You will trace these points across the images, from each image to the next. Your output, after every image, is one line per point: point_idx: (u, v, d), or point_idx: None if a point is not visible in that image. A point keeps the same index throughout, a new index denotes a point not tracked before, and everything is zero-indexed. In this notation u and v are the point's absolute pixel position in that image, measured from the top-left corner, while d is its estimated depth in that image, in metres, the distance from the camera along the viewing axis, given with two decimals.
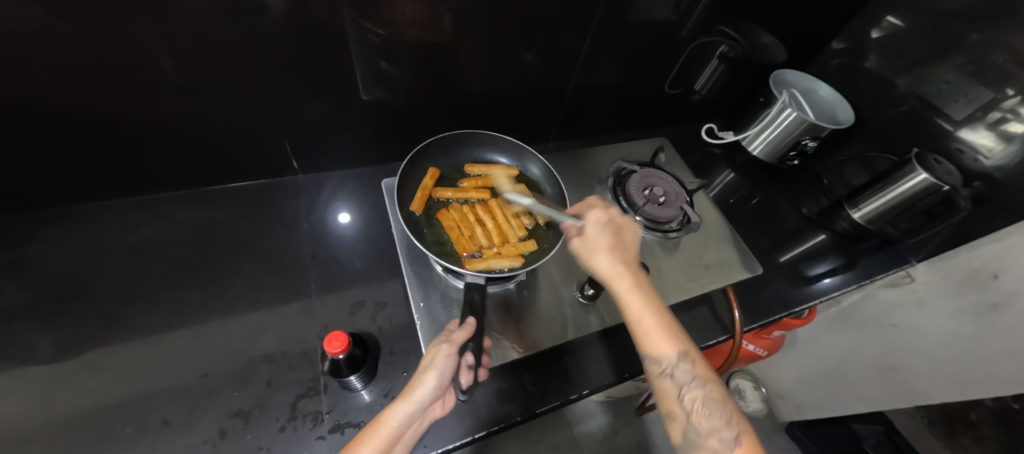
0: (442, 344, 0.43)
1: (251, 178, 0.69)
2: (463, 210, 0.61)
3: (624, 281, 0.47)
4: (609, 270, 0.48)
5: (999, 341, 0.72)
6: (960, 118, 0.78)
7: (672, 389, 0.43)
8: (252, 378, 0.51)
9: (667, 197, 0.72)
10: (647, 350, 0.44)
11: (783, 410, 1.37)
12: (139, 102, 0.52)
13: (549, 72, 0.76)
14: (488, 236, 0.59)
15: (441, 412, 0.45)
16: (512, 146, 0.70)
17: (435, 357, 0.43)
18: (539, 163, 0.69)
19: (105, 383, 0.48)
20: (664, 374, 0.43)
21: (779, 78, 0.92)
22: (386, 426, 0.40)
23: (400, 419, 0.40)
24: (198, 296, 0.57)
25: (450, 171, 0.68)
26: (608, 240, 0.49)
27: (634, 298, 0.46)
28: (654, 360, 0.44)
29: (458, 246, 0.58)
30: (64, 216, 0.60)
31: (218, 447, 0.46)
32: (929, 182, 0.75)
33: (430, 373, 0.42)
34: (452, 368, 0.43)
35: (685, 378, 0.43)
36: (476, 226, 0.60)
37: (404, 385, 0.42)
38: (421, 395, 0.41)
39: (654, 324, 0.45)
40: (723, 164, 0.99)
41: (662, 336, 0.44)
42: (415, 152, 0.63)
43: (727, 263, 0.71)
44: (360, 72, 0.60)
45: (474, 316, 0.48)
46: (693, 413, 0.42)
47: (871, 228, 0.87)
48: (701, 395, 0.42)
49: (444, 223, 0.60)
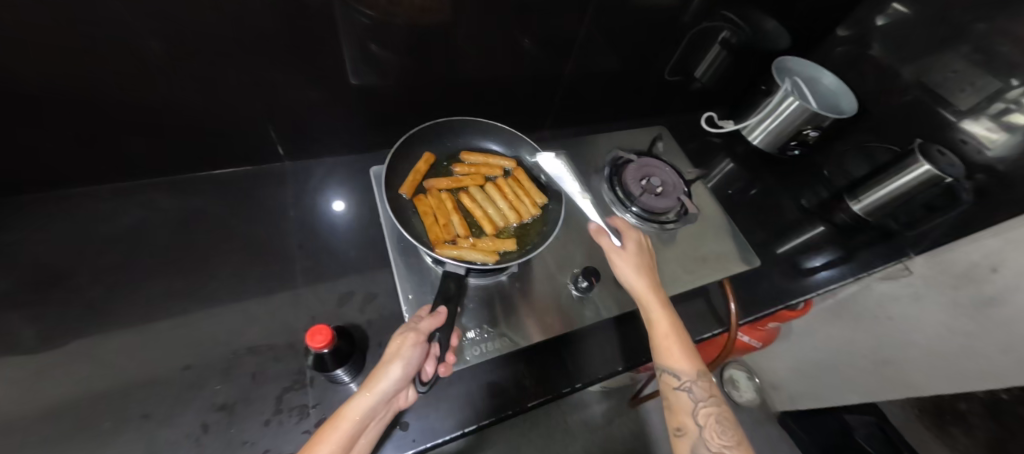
0: (408, 333, 0.43)
1: (237, 165, 0.67)
2: (442, 196, 0.58)
3: (651, 303, 0.52)
4: (640, 291, 0.52)
5: (997, 334, 0.72)
6: (966, 108, 0.76)
7: (688, 403, 0.47)
8: (236, 370, 0.49)
9: (665, 187, 0.69)
10: (668, 364, 0.49)
11: (775, 399, 1.36)
12: (115, 85, 0.49)
13: (545, 59, 0.73)
14: (463, 226, 0.56)
15: (401, 403, 0.44)
16: (508, 137, 0.67)
17: (401, 347, 0.42)
18: (534, 151, 0.67)
19: (85, 375, 0.47)
20: (682, 388, 0.48)
21: (781, 65, 0.89)
22: (347, 420, 0.39)
23: (360, 411, 0.40)
24: (182, 286, 0.55)
25: (443, 157, 0.65)
26: (640, 266, 0.54)
27: (661, 320, 0.51)
28: (673, 375, 0.49)
29: (430, 234, 0.54)
30: (41, 204, 0.58)
31: (202, 442, 0.44)
32: (931, 174, 0.73)
33: (396, 364, 0.41)
34: (417, 357, 0.42)
35: (698, 393, 0.48)
36: (452, 213, 0.57)
37: (367, 376, 0.42)
38: (385, 386, 0.41)
39: (676, 342, 0.50)
40: (723, 154, 0.98)
41: (682, 354, 0.49)
42: (405, 137, 0.61)
43: (725, 254, 0.69)
44: (349, 57, 0.58)
45: (444, 305, 0.47)
46: (707, 429, 0.46)
47: (870, 220, 0.85)
48: (716, 414, 0.47)
49: (420, 209, 0.57)
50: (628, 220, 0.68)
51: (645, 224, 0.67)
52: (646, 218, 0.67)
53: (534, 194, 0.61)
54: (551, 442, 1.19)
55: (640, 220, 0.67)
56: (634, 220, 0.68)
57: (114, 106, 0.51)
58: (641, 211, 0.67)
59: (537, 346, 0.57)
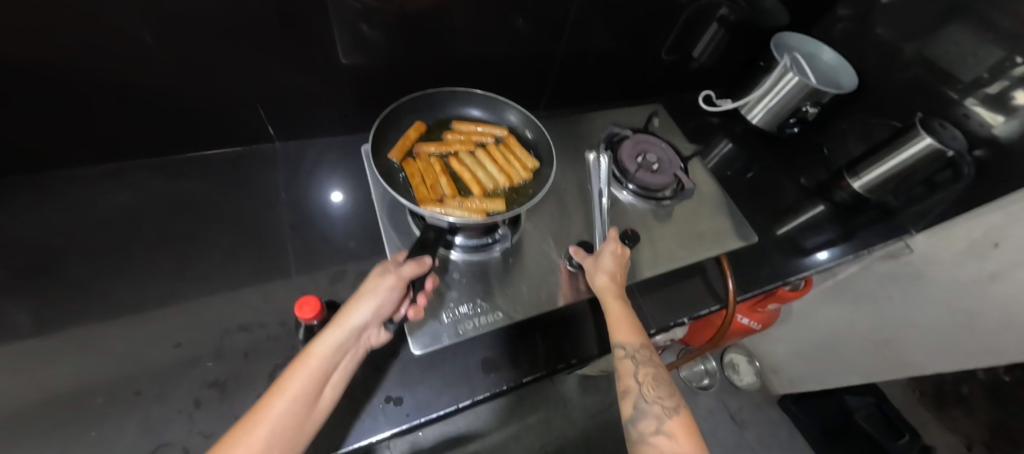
0: (388, 274, 0.44)
1: (227, 146, 0.66)
2: (431, 161, 0.57)
3: (611, 286, 0.52)
4: (603, 280, 0.52)
5: (994, 311, 0.74)
6: (967, 80, 0.75)
7: (630, 366, 0.47)
8: (228, 348, 0.49)
9: (660, 164, 0.68)
10: (615, 334, 0.49)
11: (775, 383, 1.33)
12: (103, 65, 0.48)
13: (540, 38, 0.72)
14: (450, 187, 0.55)
15: (373, 340, 0.44)
16: (487, 100, 0.65)
17: (378, 286, 0.44)
18: (517, 110, 0.65)
19: (76, 352, 0.46)
20: (626, 355, 0.48)
21: (780, 41, 0.87)
22: (317, 355, 0.39)
23: (331, 345, 0.40)
24: (174, 266, 0.55)
25: (434, 125, 0.63)
26: (612, 261, 0.54)
27: (616, 300, 0.51)
28: (619, 344, 0.49)
29: (417, 193, 0.53)
30: (30, 186, 0.57)
31: (195, 417, 0.44)
32: (934, 147, 0.72)
33: (369, 301, 0.43)
34: (393, 297, 0.44)
35: (641, 359, 0.48)
36: (440, 176, 0.56)
37: (335, 314, 0.42)
38: (356, 322, 0.42)
39: (629, 316, 0.50)
40: (722, 135, 0.96)
41: (631, 327, 0.50)
42: (395, 106, 0.59)
43: (721, 231, 0.68)
44: (339, 35, 0.57)
45: (425, 252, 0.48)
46: (645, 386, 0.46)
47: (871, 198, 0.84)
48: (654, 373, 0.47)
49: (407, 171, 0.56)
50: (624, 197, 0.67)
51: (642, 201, 0.66)
52: (643, 195, 0.66)
53: (525, 158, 0.60)
54: (550, 426, 1.20)
55: (636, 197, 0.66)
56: (630, 198, 0.67)
57: (102, 84, 0.50)
58: (637, 190, 0.66)
59: (532, 322, 0.57)
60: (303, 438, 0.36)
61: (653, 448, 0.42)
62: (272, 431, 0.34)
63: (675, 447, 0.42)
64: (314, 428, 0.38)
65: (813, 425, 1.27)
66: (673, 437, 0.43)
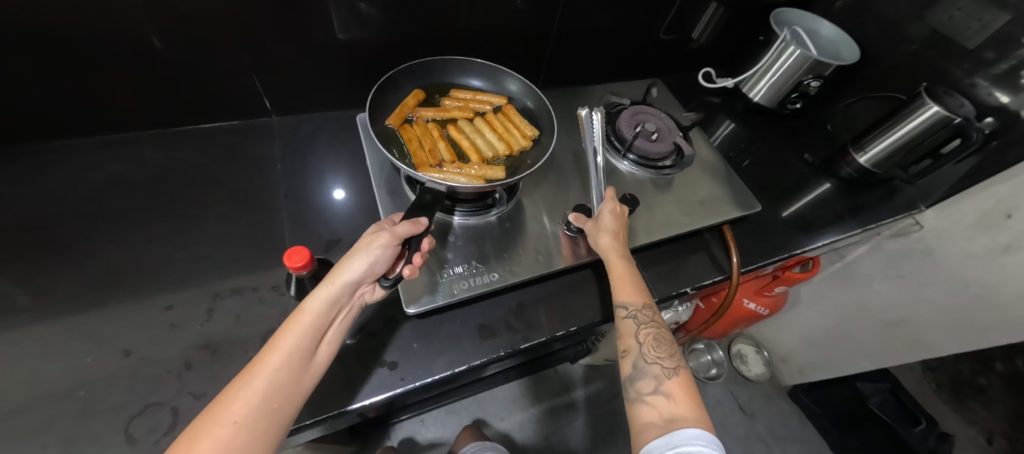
0: (382, 233, 0.41)
1: (223, 119, 0.66)
2: (429, 127, 0.56)
3: (614, 245, 0.51)
4: (606, 239, 0.51)
5: (1012, 283, 0.71)
6: (973, 47, 0.73)
7: (631, 326, 0.46)
8: (220, 312, 0.48)
9: (659, 133, 0.67)
10: (617, 294, 0.48)
11: (784, 373, 1.31)
12: (100, 31, 0.48)
13: (537, 11, 0.71)
14: (449, 153, 0.54)
15: (368, 297, 0.43)
16: (488, 70, 0.63)
17: (372, 244, 0.41)
18: (518, 80, 0.64)
19: (65, 313, 0.45)
20: (627, 315, 0.47)
21: (779, 17, 0.86)
22: (309, 311, 0.38)
23: (324, 302, 0.39)
24: (166, 234, 0.54)
25: (433, 94, 0.62)
26: (614, 221, 0.53)
27: (619, 259, 0.50)
28: (621, 304, 0.47)
29: (415, 158, 0.52)
30: (22, 155, 0.56)
31: (185, 378, 0.43)
32: (942, 116, 0.70)
33: (361, 258, 0.40)
34: (387, 256, 0.41)
35: (643, 319, 0.46)
36: (438, 141, 0.54)
37: (330, 270, 0.40)
38: (348, 279, 0.40)
39: (632, 277, 0.49)
40: (723, 113, 0.95)
41: (634, 287, 0.48)
42: (396, 70, 0.57)
43: (723, 201, 0.66)
44: (334, 2, 0.57)
45: (424, 215, 0.45)
46: (645, 346, 0.45)
47: (877, 173, 0.82)
48: (655, 333, 0.46)
49: (404, 136, 0.54)
50: (625, 167, 0.65)
51: (642, 169, 0.65)
52: (643, 164, 0.65)
53: (525, 126, 0.59)
54: (553, 416, 1.17)
55: (637, 167, 0.65)
56: (631, 168, 0.65)
57: (98, 53, 0.50)
58: (637, 159, 0.65)
59: (530, 288, 0.56)
60: (303, 391, 0.36)
61: (651, 406, 0.41)
62: (270, 383, 0.34)
63: (673, 407, 0.40)
64: (313, 382, 0.37)
65: (826, 417, 1.23)
66: (671, 397, 0.41)
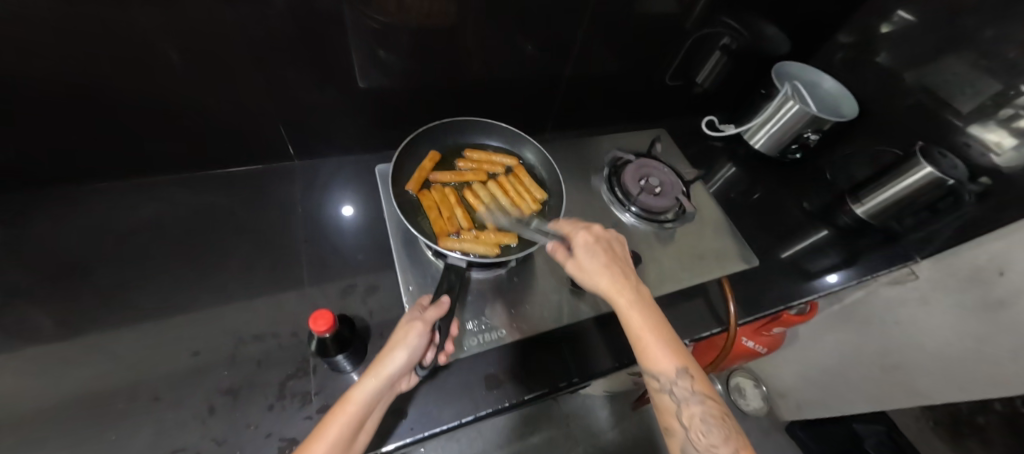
0: (416, 322, 0.45)
1: (250, 164, 0.70)
2: (445, 192, 0.60)
3: (625, 297, 0.47)
4: (611, 289, 0.48)
5: (1005, 339, 0.71)
6: (967, 111, 0.76)
7: (671, 405, 0.44)
8: (242, 357, 0.51)
9: (663, 187, 0.70)
10: (647, 365, 0.45)
11: (783, 409, 1.32)
12: (142, 87, 0.53)
13: (546, 63, 0.75)
14: (467, 219, 0.58)
15: (403, 386, 0.47)
16: (506, 133, 0.68)
17: (407, 335, 0.44)
18: (534, 149, 0.68)
19: (102, 356, 0.49)
20: (664, 390, 0.44)
21: (781, 70, 0.89)
22: (353, 403, 0.41)
23: (368, 394, 0.42)
24: (193, 277, 0.58)
25: (448, 154, 0.66)
26: (605, 264, 0.49)
27: (636, 315, 0.46)
28: (653, 376, 0.45)
29: (435, 226, 0.56)
30: (67, 196, 0.61)
31: (208, 423, 0.46)
32: (934, 177, 0.73)
33: (401, 351, 0.43)
34: (422, 346, 0.44)
35: (684, 394, 0.44)
36: (456, 207, 0.58)
37: (371, 361, 0.43)
38: (391, 371, 0.42)
39: (656, 341, 0.45)
40: (725, 158, 0.98)
41: (661, 353, 0.45)
42: (414, 136, 0.63)
43: (724, 254, 0.69)
44: (355, 59, 0.61)
45: (448, 296, 0.49)
46: (692, 430, 0.43)
47: (874, 223, 0.85)
48: (700, 413, 0.43)
49: (424, 203, 0.58)
50: (628, 219, 0.69)
51: (645, 223, 0.69)
52: (645, 217, 0.68)
53: (536, 189, 0.62)
54: (554, 447, 1.18)
55: (639, 219, 0.69)
56: (633, 219, 0.69)
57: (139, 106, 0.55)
58: (640, 212, 0.68)
59: (533, 340, 0.58)
60: None
61: None
62: None
63: None
64: None
65: None
66: None
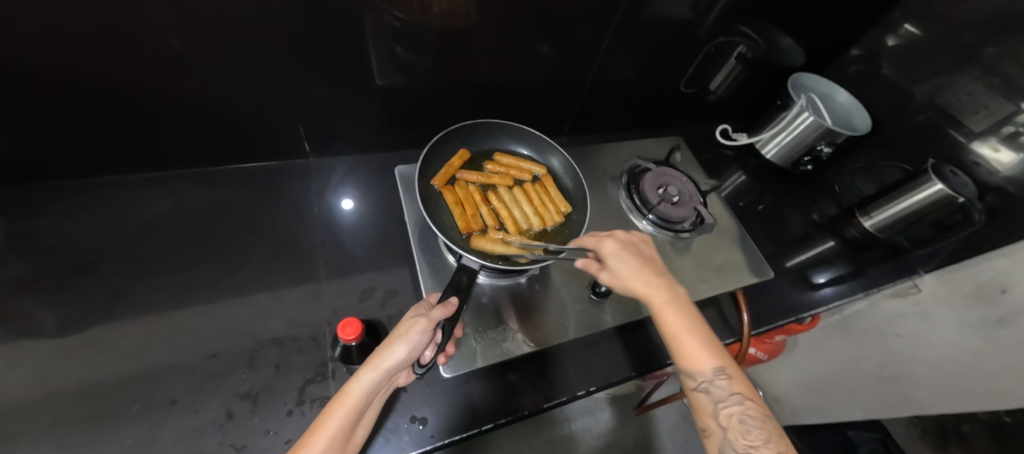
0: (420, 318, 0.43)
1: (262, 160, 0.68)
2: (469, 189, 0.60)
3: (659, 296, 0.48)
4: (643, 287, 0.48)
5: (1005, 356, 0.70)
6: (978, 130, 0.78)
7: (708, 404, 0.43)
8: (260, 360, 0.51)
9: (681, 197, 0.71)
10: (685, 364, 0.45)
11: (778, 414, 1.36)
12: (158, 82, 0.51)
13: (567, 66, 0.74)
14: (491, 218, 0.58)
15: (400, 381, 0.45)
16: (535, 140, 0.68)
17: (409, 330, 0.42)
18: (560, 156, 0.67)
19: (114, 357, 0.48)
20: (699, 388, 0.43)
21: (797, 82, 0.90)
22: (351, 397, 0.39)
23: (366, 387, 0.40)
24: (206, 276, 0.56)
25: (478, 155, 0.66)
26: (636, 263, 0.50)
27: (670, 313, 0.46)
28: (690, 374, 0.44)
29: (459, 222, 0.56)
30: (75, 191, 0.59)
31: (227, 429, 0.46)
32: (944, 193, 0.75)
33: (401, 345, 0.41)
34: (424, 343, 0.42)
35: (721, 393, 0.43)
36: (480, 206, 0.59)
37: (370, 354, 0.41)
38: (389, 365, 0.41)
39: (690, 339, 0.45)
40: (735, 166, 0.99)
41: (697, 351, 0.44)
42: (444, 134, 0.62)
43: (739, 267, 0.70)
44: (377, 58, 0.60)
45: (456, 296, 0.48)
46: (731, 430, 0.41)
47: (880, 237, 0.86)
48: (739, 413, 0.42)
49: (448, 198, 0.58)
50: (645, 227, 0.69)
51: (661, 231, 0.69)
52: (662, 226, 0.69)
53: (562, 200, 0.62)
54: (554, 450, 1.19)
55: (656, 228, 0.69)
56: (650, 227, 0.69)
57: (154, 100, 0.53)
58: (658, 220, 0.68)
59: (550, 349, 0.59)
60: None
61: None
62: None
63: None
64: None
65: None
66: None
